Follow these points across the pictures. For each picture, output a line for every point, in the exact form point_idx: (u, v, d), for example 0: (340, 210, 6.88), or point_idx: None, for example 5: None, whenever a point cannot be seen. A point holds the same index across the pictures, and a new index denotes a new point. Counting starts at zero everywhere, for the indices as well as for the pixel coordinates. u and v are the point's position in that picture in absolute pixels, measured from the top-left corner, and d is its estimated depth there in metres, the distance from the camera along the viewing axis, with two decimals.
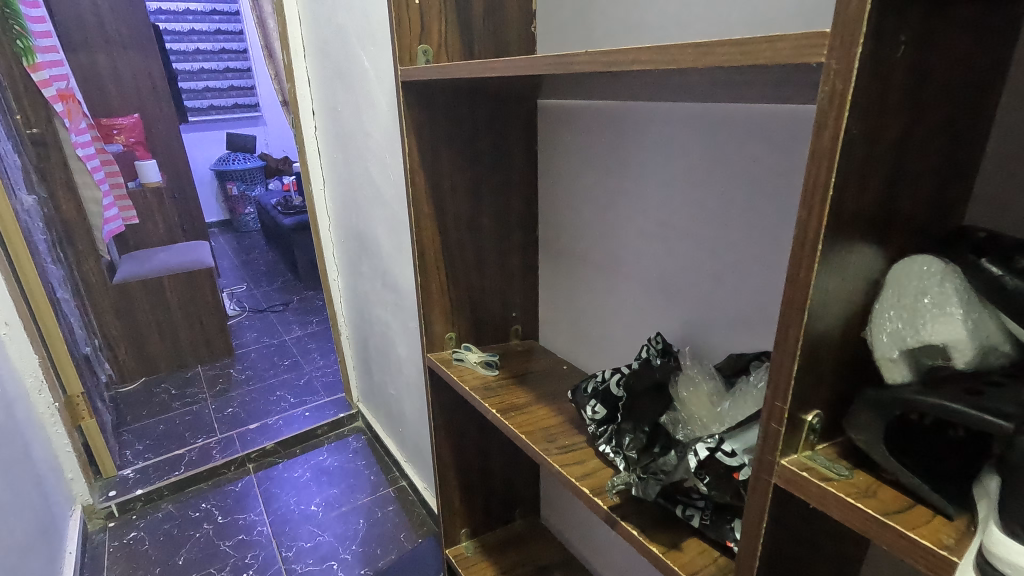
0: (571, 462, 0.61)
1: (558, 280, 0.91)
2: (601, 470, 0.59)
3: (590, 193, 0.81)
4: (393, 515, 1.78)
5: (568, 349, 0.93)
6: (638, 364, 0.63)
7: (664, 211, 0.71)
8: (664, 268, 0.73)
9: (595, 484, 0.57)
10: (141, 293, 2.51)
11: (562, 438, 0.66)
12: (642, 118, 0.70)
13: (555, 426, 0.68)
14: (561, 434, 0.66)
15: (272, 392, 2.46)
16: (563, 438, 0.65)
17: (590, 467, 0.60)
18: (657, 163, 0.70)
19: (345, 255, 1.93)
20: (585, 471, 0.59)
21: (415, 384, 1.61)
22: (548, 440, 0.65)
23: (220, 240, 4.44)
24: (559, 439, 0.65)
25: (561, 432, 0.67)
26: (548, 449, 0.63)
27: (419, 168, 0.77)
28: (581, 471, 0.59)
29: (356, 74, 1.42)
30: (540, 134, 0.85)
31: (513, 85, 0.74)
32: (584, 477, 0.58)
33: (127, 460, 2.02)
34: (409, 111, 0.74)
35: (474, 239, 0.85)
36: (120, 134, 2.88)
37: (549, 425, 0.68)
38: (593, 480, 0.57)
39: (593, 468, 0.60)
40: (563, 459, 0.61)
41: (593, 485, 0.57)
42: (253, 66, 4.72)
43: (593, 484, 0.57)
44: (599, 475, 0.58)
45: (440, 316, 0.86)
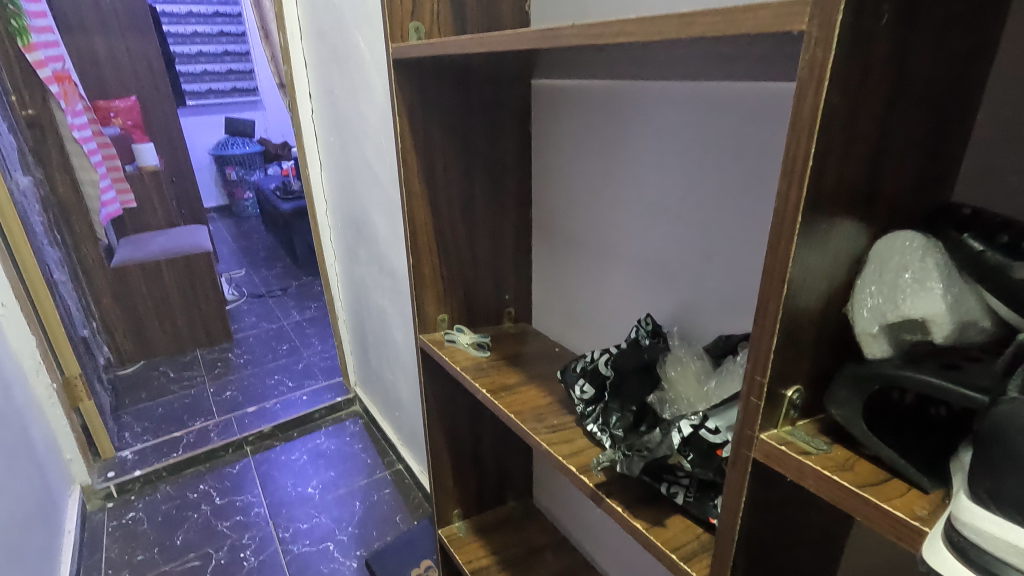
0: (558, 442, 0.61)
1: (553, 263, 0.91)
2: (587, 449, 0.60)
3: (585, 173, 0.81)
4: (390, 497, 1.80)
5: (562, 332, 0.93)
6: (628, 344, 0.63)
7: (658, 192, 0.70)
8: (658, 250, 0.73)
9: (580, 462, 0.57)
10: (139, 276, 2.51)
11: (551, 417, 0.66)
12: (637, 98, 0.69)
13: (543, 406, 0.68)
14: (549, 413, 0.67)
15: (270, 376, 2.47)
16: (551, 417, 0.66)
17: (576, 446, 0.60)
18: (652, 144, 0.69)
19: (343, 241, 1.93)
20: (570, 450, 0.59)
21: (411, 367, 1.63)
22: (536, 420, 0.65)
23: (219, 225, 4.43)
24: (546, 419, 0.65)
25: (549, 411, 0.67)
26: (535, 429, 0.63)
27: (411, 148, 0.76)
28: (567, 450, 0.59)
29: (351, 56, 1.41)
30: (536, 115, 0.85)
31: (507, 63, 0.74)
32: (571, 456, 0.58)
33: (126, 442, 2.03)
34: (402, 90, 0.73)
35: (468, 221, 0.85)
36: (117, 117, 2.85)
37: (538, 405, 0.68)
38: (579, 459, 0.58)
39: (580, 448, 0.60)
40: (550, 439, 0.61)
41: (579, 462, 0.57)
42: (252, 50, 4.68)
43: (578, 462, 0.57)
44: (585, 454, 0.59)
45: (433, 297, 0.85)
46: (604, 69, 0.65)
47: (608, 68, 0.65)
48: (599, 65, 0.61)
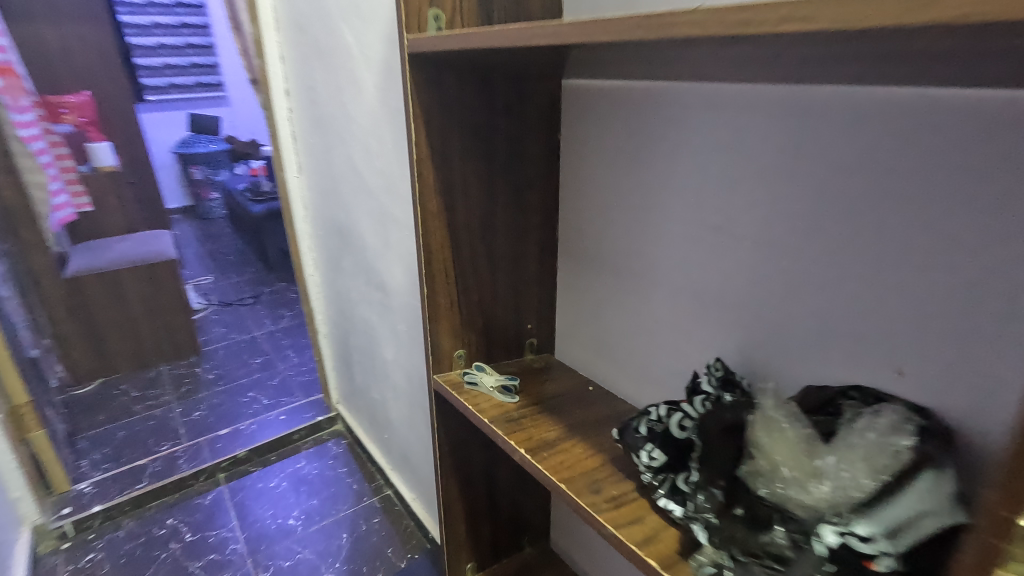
0: (628, 525, 0.51)
1: (583, 288, 0.80)
2: (665, 533, 0.50)
3: (629, 189, 0.69)
4: (379, 528, 1.67)
5: (590, 365, 0.81)
6: (708, 403, 0.53)
7: (727, 213, 0.60)
8: (722, 279, 0.62)
9: (663, 556, 0.47)
10: (96, 286, 2.31)
11: (610, 488, 0.55)
12: (703, 102, 0.59)
13: (596, 471, 0.58)
14: (607, 484, 0.56)
15: (243, 393, 2.29)
16: (609, 490, 0.55)
17: (651, 530, 0.50)
18: (721, 157, 0.59)
19: (324, 250, 1.78)
20: (645, 537, 0.49)
21: (403, 390, 1.49)
22: (594, 492, 0.55)
23: (184, 228, 4.19)
24: (605, 491, 0.55)
25: (607, 479, 0.57)
26: (599, 505, 0.53)
27: (427, 159, 0.64)
28: (643, 538, 0.49)
29: (336, 50, 1.27)
30: (566, 120, 0.73)
31: (543, 57, 0.62)
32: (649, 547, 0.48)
33: (83, 472, 1.85)
34: (418, 91, 0.61)
35: (489, 242, 0.73)
36: (68, 114, 2.64)
37: (591, 469, 0.58)
38: (660, 550, 0.48)
39: (657, 531, 0.50)
40: (617, 521, 0.51)
41: (663, 557, 0.47)
42: (217, 43, 4.44)
43: (660, 556, 0.47)
44: (665, 542, 0.49)
45: (449, 332, 0.73)
46: (670, 65, 0.54)
47: (674, 63, 0.53)
48: (671, 59, 0.50)
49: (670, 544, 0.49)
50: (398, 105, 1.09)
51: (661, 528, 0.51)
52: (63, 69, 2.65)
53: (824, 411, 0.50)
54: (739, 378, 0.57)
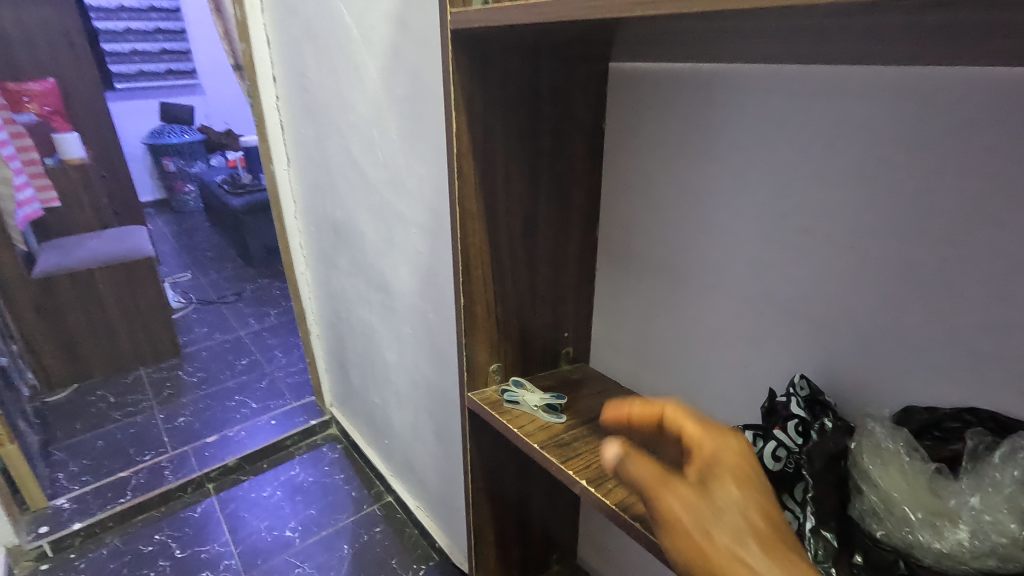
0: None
1: (626, 293, 0.73)
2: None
3: (686, 185, 0.63)
4: (382, 537, 1.60)
5: (632, 376, 0.75)
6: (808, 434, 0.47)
7: (809, 213, 0.53)
8: (799, 284, 0.56)
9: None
10: (68, 287, 2.17)
11: (752, 523, 0.34)
12: (786, 89, 0.52)
13: (729, 487, 0.37)
14: (750, 513, 0.35)
15: (230, 396, 2.19)
16: (749, 523, 0.34)
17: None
18: (804, 151, 0.52)
19: (317, 247, 1.68)
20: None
21: (406, 395, 1.41)
22: (718, 521, 0.35)
23: (157, 223, 4.01)
24: (738, 525, 0.34)
25: (751, 504, 0.36)
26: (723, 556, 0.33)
27: (467, 154, 0.57)
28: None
29: (331, 32, 1.16)
30: (614, 109, 0.66)
31: (600, 37, 0.55)
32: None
33: (60, 486, 1.73)
34: (461, 76, 0.53)
35: (529, 244, 0.66)
36: (31, 102, 2.47)
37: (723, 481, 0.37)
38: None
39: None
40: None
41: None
42: (188, 28, 4.23)
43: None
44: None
45: (485, 345, 0.67)
46: (760, 45, 0.47)
47: (765, 44, 0.47)
48: (773, 34, 0.43)
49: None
50: (405, 91, 0.99)
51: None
52: (23, 54, 2.48)
53: (927, 430, 0.45)
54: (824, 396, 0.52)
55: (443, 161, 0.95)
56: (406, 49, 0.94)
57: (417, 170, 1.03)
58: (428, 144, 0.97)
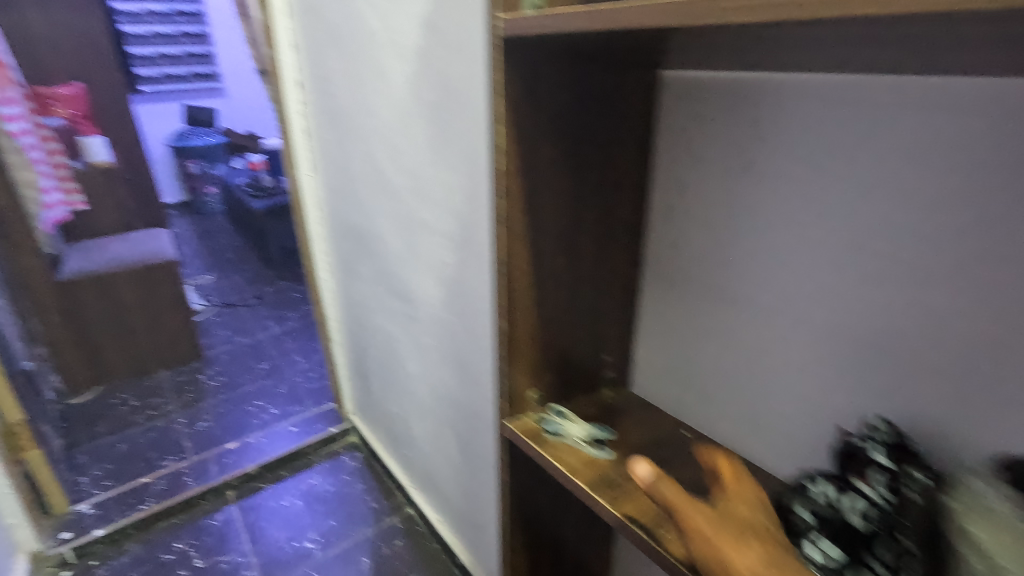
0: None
1: (671, 315, 0.69)
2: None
3: (742, 203, 0.58)
4: (403, 551, 1.56)
5: (676, 403, 0.71)
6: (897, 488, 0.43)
7: (887, 237, 0.48)
8: (875, 315, 0.50)
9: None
10: (92, 290, 2.18)
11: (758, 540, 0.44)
12: (869, 99, 0.47)
13: (745, 514, 0.46)
14: (757, 533, 0.44)
15: (250, 401, 2.17)
16: (756, 540, 0.44)
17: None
18: (884, 166, 0.47)
19: (338, 254, 1.66)
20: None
21: (428, 408, 1.36)
22: (733, 535, 0.44)
23: (180, 225, 4.05)
24: (748, 540, 0.44)
25: (759, 528, 0.45)
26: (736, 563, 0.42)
27: (516, 172, 0.55)
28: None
29: (357, 36, 1.13)
30: (664, 119, 0.62)
31: (652, 46, 0.51)
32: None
33: (82, 491, 1.73)
34: (512, 88, 0.51)
35: (571, 262, 0.63)
36: (59, 107, 2.46)
37: (737, 505, 0.46)
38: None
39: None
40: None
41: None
42: (211, 31, 4.27)
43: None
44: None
45: (526, 371, 0.65)
46: (838, 55, 0.42)
47: (844, 56, 0.43)
48: (849, 49, 0.40)
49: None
50: (434, 97, 0.95)
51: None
52: (51, 57, 2.50)
53: None
54: (906, 440, 0.48)
55: (474, 170, 0.91)
56: (435, 54, 0.90)
57: (445, 179, 0.99)
58: (457, 152, 0.93)
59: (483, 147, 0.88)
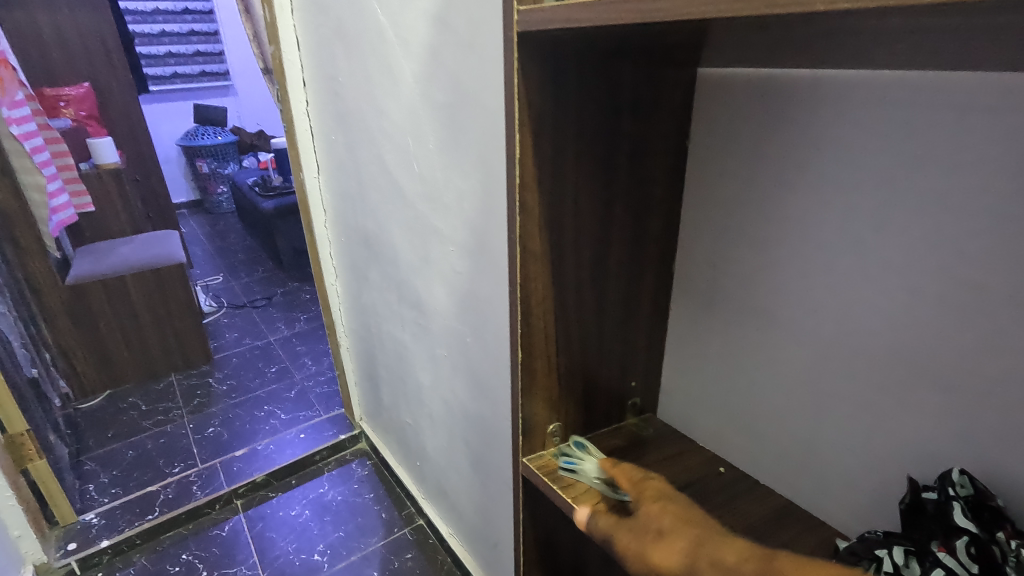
0: None
1: (707, 340, 0.62)
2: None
3: (788, 218, 0.51)
4: (413, 565, 1.51)
5: (712, 434, 0.65)
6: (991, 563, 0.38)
7: (979, 265, 0.40)
8: (961, 358, 0.42)
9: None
10: (100, 294, 2.15)
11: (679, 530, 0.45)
12: (958, 99, 0.38)
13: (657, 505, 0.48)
14: (674, 521, 0.46)
15: (259, 406, 2.14)
16: (677, 529, 0.45)
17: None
18: (977, 182, 0.39)
19: (347, 258, 1.60)
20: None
21: (440, 419, 1.31)
22: (657, 536, 0.45)
23: (191, 225, 4.04)
24: (670, 533, 0.45)
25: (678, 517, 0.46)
26: (668, 561, 0.43)
27: (532, 184, 0.49)
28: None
29: (365, 33, 1.07)
30: (701, 122, 0.55)
31: (686, 44, 0.44)
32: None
33: (90, 500, 1.70)
34: (526, 91, 0.45)
35: (596, 285, 0.58)
36: (67, 107, 2.47)
37: (654, 504, 0.48)
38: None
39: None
40: None
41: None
42: (222, 30, 4.24)
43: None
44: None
45: (543, 399, 0.60)
46: (911, 53, 0.35)
47: (925, 56, 0.35)
48: (934, 50, 0.33)
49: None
50: (445, 97, 0.89)
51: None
52: (58, 57, 2.47)
53: None
54: (975, 480, 0.41)
55: (488, 175, 0.84)
56: (447, 52, 0.84)
57: (457, 185, 0.93)
58: (471, 157, 0.87)
59: (497, 151, 0.82)
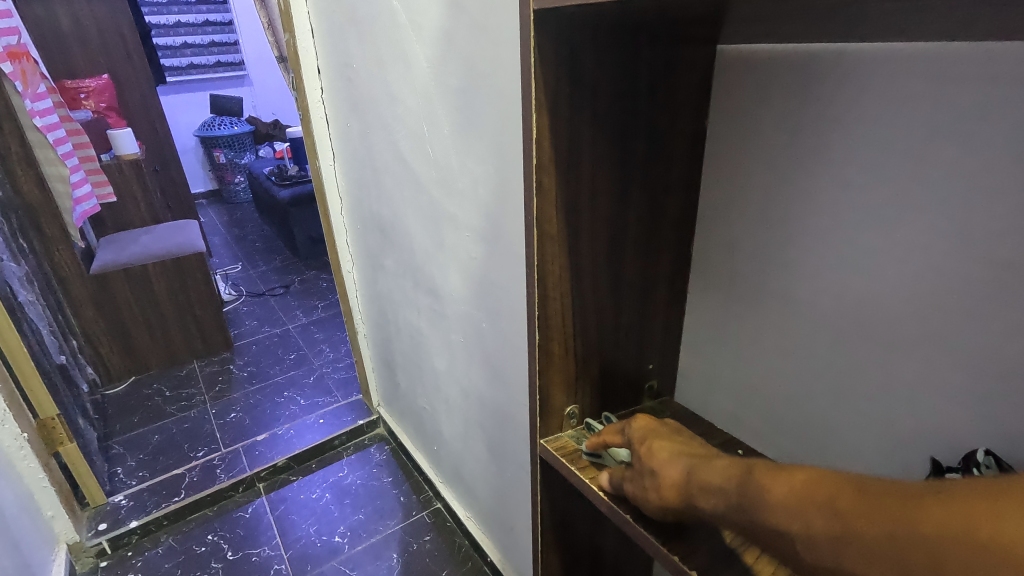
0: (709, 503, 0.39)
1: (725, 324, 0.62)
2: (766, 478, 0.35)
3: (808, 199, 0.50)
4: (431, 547, 1.54)
5: (731, 417, 0.65)
6: None
7: (1005, 243, 0.39)
8: (983, 337, 0.41)
9: (782, 523, 0.32)
10: (124, 282, 2.19)
11: (668, 462, 0.45)
12: (986, 71, 0.37)
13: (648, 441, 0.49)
14: (664, 457, 0.46)
15: (279, 392, 2.17)
16: (667, 464, 0.45)
17: (736, 491, 0.36)
18: (1007, 157, 0.37)
19: (364, 246, 1.61)
20: (731, 508, 0.37)
21: (457, 405, 1.32)
22: (654, 476, 0.45)
23: (210, 214, 4.09)
24: (662, 469, 0.45)
25: (669, 446, 0.47)
26: (672, 496, 0.43)
27: (549, 165, 0.49)
28: (738, 519, 0.36)
29: (379, 19, 1.06)
30: (721, 101, 0.55)
31: (704, 20, 0.43)
32: (754, 529, 0.35)
33: (118, 482, 1.75)
34: (542, 70, 0.45)
35: (613, 268, 0.58)
36: (88, 99, 2.50)
37: (643, 446, 0.48)
38: (762, 519, 0.34)
39: (749, 489, 0.35)
40: (697, 504, 0.40)
41: (787, 525, 0.32)
42: (236, 19, 4.25)
43: (798, 530, 0.31)
44: (775, 496, 0.33)
45: (561, 382, 0.60)
46: (936, 24, 0.34)
47: (951, 26, 0.34)
48: (955, 18, 0.32)
49: (820, 494, 0.31)
50: (459, 82, 0.88)
51: (746, 475, 0.36)
52: (77, 49, 2.51)
53: None
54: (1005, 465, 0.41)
55: (503, 159, 0.84)
56: (461, 36, 0.83)
57: (471, 170, 0.93)
58: (485, 142, 0.87)
59: (511, 135, 0.81)
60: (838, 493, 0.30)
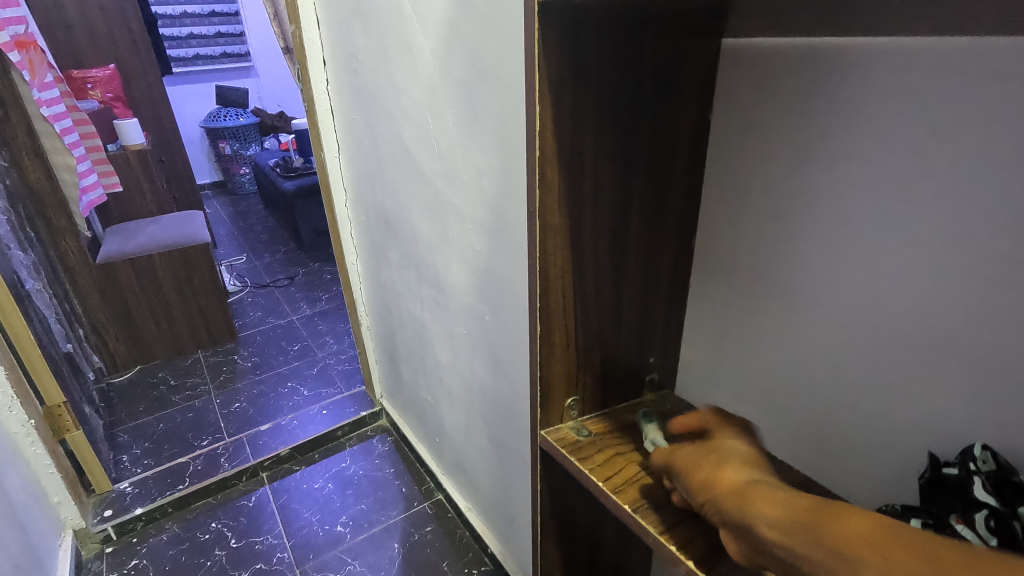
0: (770, 508, 0.37)
1: (726, 319, 0.62)
2: (861, 517, 0.33)
3: (810, 194, 0.50)
4: (433, 538, 1.55)
5: (731, 410, 0.65)
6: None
7: (1008, 237, 0.39)
8: (983, 331, 0.41)
9: (862, 556, 0.31)
10: (129, 272, 2.21)
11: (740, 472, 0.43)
12: (989, 66, 0.37)
13: (726, 448, 0.47)
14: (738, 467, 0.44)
15: (283, 383, 2.19)
16: (739, 473, 0.43)
17: (817, 516, 0.35)
18: (1008, 152, 0.38)
19: (368, 238, 1.61)
20: (801, 526, 0.35)
21: (460, 397, 1.32)
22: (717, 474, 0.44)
23: (215, 206, 4.10)
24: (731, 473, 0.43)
25: (738, 457, 0.45)
26: (727, 493, 0.41)
27: (552, 157, 0.49)
28: (802, 534, 0.34)
29: (384, 11, 1.06)
30: (725, 95, 0.55)
31: (707, 12, 0.43)
32: (817, 549, 0.33)
33: (124, 470, 1.77)
34: (546, 61, 0.45)
35: (615, 259, 0.58)
36: (94, 89, 2.51)
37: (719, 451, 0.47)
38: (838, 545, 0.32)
39: (835, 519, 0.34)
40: (753, 503, 0.39)
41: (866, 560, 0.30)
42: (242, 10, 4.25)
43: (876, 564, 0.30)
44: (865, 534, 0.32)
45: (562, 373, 0.61)
46: (940, 18, 0.34)
47: (955, 20, 0.34)
48: (960, 12, 0.32)
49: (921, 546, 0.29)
50: (464, 73, 0.88)
51: (836, 508, 0.35)
52: (83, 38, 2.51)
53: None
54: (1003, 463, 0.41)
55: (506, 151, 0.84)
56: (466, 28, 0.84)
57: (475, 162, 0.93)
58: (489, 133, 0.87)
59: (516, 128, 0.81)
60: (943, 551, 0.28)
